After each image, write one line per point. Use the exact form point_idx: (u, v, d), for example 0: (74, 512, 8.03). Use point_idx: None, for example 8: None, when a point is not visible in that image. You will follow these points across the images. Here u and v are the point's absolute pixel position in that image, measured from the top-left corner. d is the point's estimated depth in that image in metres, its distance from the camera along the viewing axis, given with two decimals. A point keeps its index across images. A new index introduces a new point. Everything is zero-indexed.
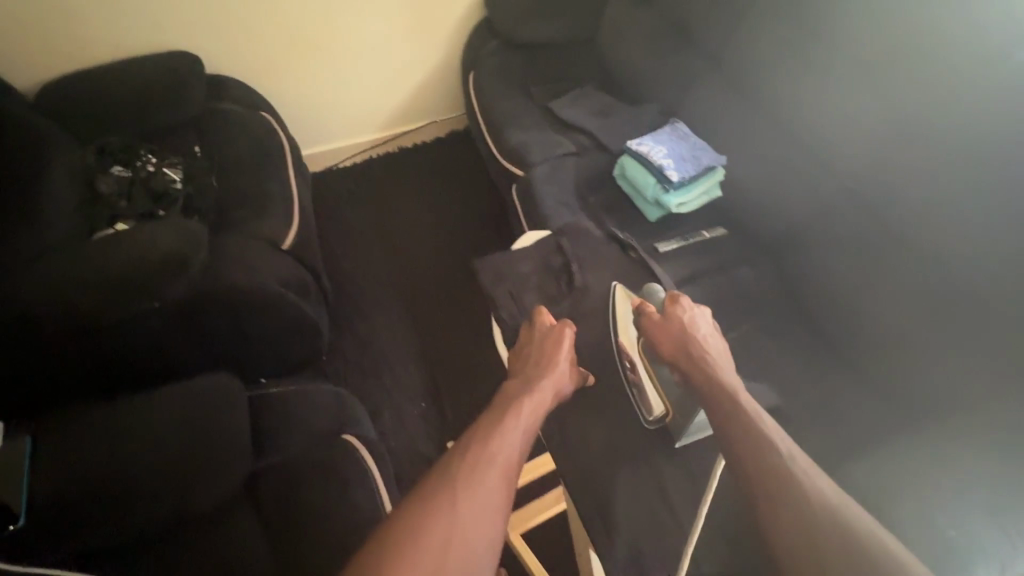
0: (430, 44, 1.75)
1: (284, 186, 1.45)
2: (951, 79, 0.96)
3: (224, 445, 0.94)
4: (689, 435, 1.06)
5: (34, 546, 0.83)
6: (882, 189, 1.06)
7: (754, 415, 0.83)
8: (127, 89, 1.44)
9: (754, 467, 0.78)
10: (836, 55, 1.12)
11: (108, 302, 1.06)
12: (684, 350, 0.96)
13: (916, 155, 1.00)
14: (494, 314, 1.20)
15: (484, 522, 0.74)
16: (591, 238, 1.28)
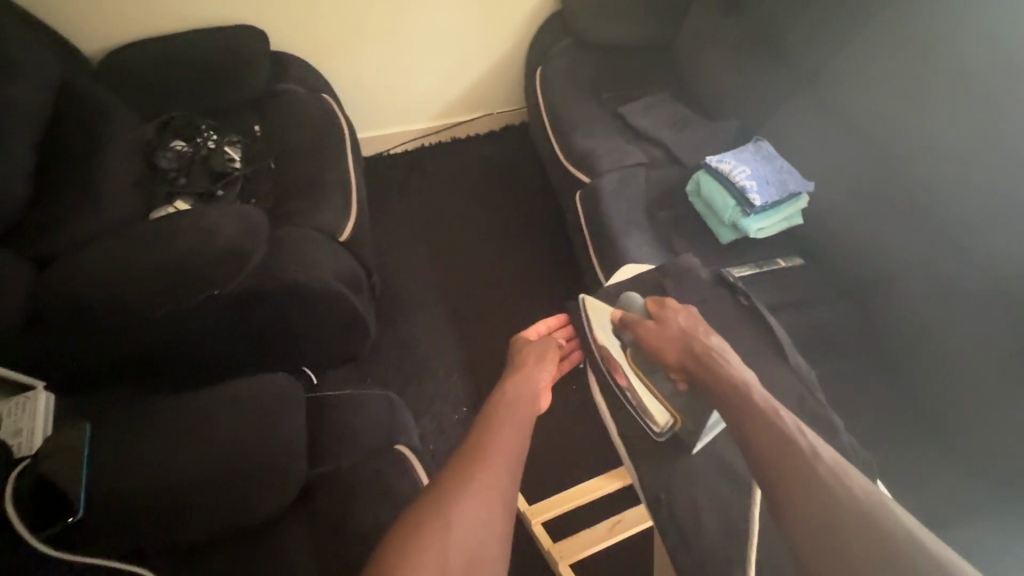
0: (496, 38, 1.84)
1: (340, 175, 1.41)
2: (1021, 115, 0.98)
3: (275, 454, 0.90)
4: (704, 438, 0.93)
5: (87, 542, 0.81)
6: (960, 219, 1.07)
7: (764, 403, 0.76)
8: (192, 65, 1.45)
9: (778, 472, 0.67)
10: (905, 90, 1.16)
11: (168, 286, 1.04)
12: (688, 352, 0.90)
13: (982, 185, 1.03)
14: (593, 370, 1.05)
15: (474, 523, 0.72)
16: (699, 282, 1.13)
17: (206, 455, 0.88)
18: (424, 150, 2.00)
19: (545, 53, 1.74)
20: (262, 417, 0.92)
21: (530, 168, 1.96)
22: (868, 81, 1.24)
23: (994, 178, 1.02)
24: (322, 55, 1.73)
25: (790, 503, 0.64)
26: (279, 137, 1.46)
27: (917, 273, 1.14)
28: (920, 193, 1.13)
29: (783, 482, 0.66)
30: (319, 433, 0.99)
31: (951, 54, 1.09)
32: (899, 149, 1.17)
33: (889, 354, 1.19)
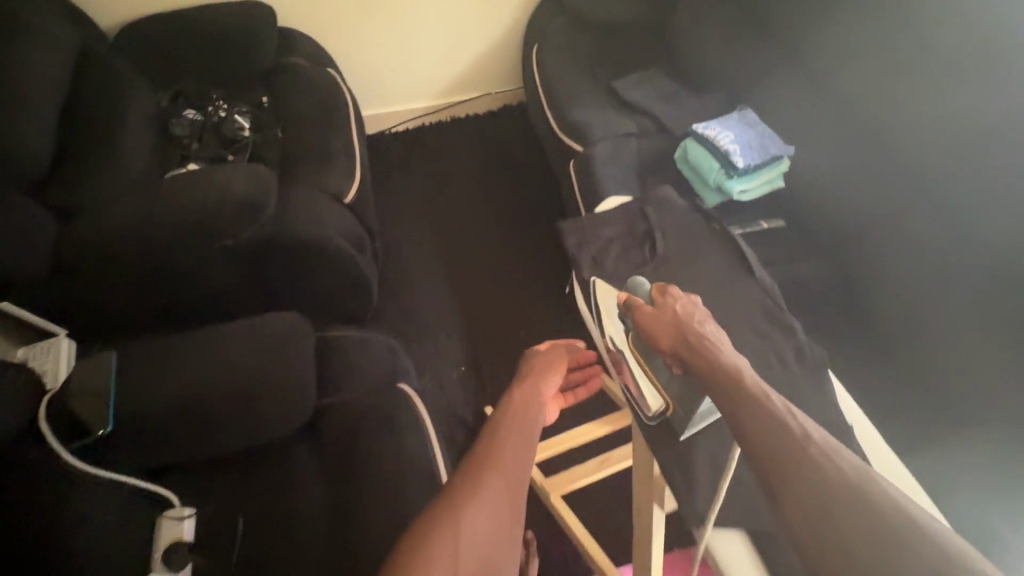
0: (495, 19, 1.91)
1: (344, 143, 1.48)
2: (985, 71, 1.06)
3: (287, 385, 0.97)
4: (691, 427, 0.92)
5: (117, 453, 0.92)
6: (930, 172, 1.15)
7: (760, 391, 0.64)
8: (204, 37, 1.52)
9: (775, 464, 0.56)
10: (881, 52, 1.23)
11: (185, 238, 1.11)
12: (681, 341, 0.78)
13: (948, 139, 1.11)
14: (578, 278, 1.15)
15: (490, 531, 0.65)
16: (678, 209, 1.20)
17: (224, 383, 0.95)
18: (424, 128, 2.07)
19: (542, 31, 1.81)
20: (273, 353, 0.99)
21: (527, 144, 2.02)
22: (846, 45, 1.30)
23: (964, 129, 1.09)
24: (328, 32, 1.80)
25: (788, 498, 0.54)
26: (286, 108, 1.53)
27: (888, 231, 1.21)
28: (894, 151, 1.21)
29: (778, 473, 0.56)
30: (325, 368, 1.05)
31: (921, 18, 1.16)
32: (874, 109, 1.24)
33: (865, 307, 1.24)
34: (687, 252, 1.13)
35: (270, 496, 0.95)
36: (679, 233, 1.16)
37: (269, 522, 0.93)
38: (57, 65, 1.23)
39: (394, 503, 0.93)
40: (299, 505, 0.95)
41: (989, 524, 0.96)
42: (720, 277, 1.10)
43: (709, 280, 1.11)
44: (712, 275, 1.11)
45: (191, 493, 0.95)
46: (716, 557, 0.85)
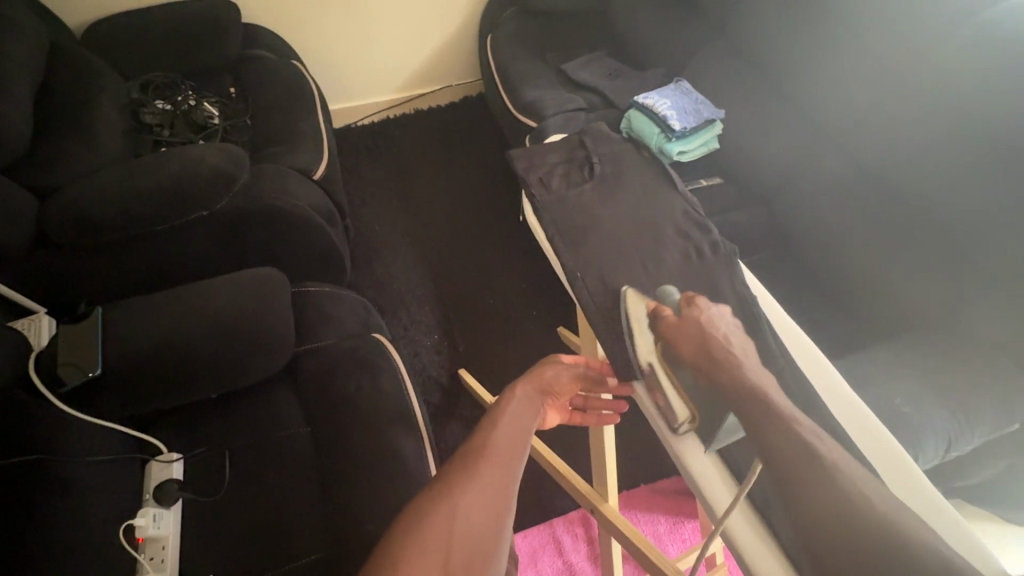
0: (451, 14, 2.03)
1: (312, 126, 1.56)
2: (878, 23, 1.23)
3: (267, 328, 1.05)
4: (719, 439, 0.80)
5: (107, 399, 0.98)
6: (836, 117, 1.31)
7: (789, 414, 0.68)
8: (170, 32, 1.58)
9: (799, 480, 0.61)
10: (793, 14, 1.38)
11: (162, 209, 1.18)
12: (705, 355, 0.80)
13: (856, 83, 1.26)
14: (526, 195, 1.21)
15: (482, 510, 0.66)
16: (612, 140, 1.30)
17: (209, 331, 1.03)
18: (389, 120, 2.17)
19: (494, 22, 1.94)
20: (253, 300, 1.07)
21: (487, 129, 2.13)
22: (762, 16, 1.45)
23: (862, 73, 1.25)
24: (292, 30, 1.89)
25: (805, 508, 0.60)
26: (253, 97, 1.61)
27: (808, 177, 1.36)
28: (809, 102, 1.37)
29: (799, 480, 0.62)
30: (303, 318, 1.13)
31: None
32: (791, 66, 1.39)
33: (795, 249, 1.37)
34: (619, 174, 1.22)
35: (254, 429, 1.03)
36: (614, 159, 1.25)
37: (253, 454, 1.01)
38: (29, 53, 1.29)
39: (371, 430, 1.02)
40: (282, 436, 1.03)
41: (897, 409, 0.95)
42: (648, 191, 1.18)
43: (638, 196, 1.18)
44: (640, 189, 1.19)
45: (180, 433, 1.03)
46: (735, 545, 0.73)
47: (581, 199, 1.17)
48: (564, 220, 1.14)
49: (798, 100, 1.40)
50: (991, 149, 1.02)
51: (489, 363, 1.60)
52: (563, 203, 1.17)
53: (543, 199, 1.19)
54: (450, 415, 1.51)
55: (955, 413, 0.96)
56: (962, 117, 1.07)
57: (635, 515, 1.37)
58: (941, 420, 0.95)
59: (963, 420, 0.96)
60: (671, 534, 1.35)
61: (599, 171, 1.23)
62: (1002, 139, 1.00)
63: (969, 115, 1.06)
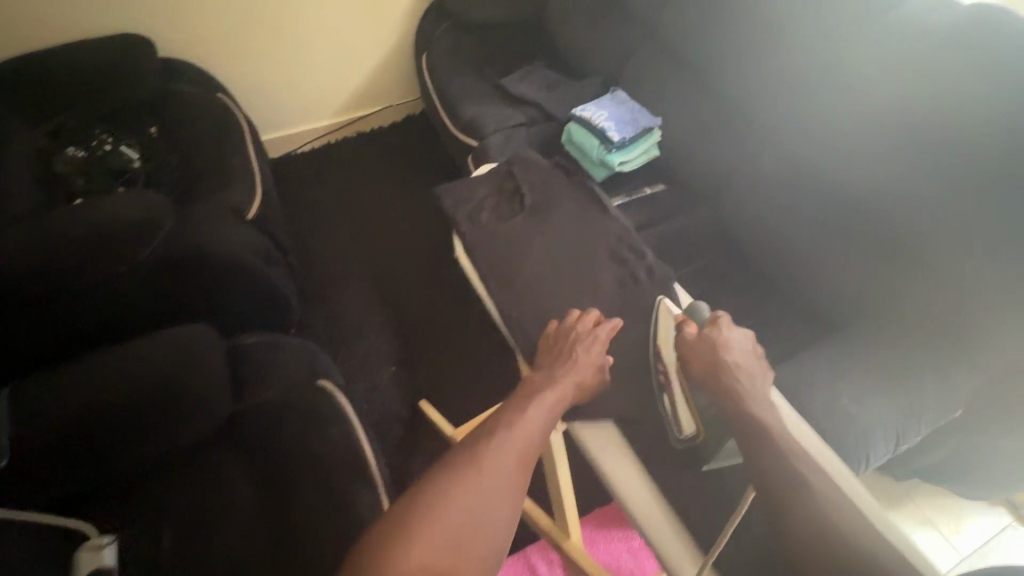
0: (384, 32, 1.98)
1: (244, 161, 1.49)
2: (801, 25, 1.25)
3: (199, 389, 0.99)
4: (718, 461, 0.88)
5: (23, 482, 0.91)
6: (769, 116, 1.33)
7: (787, 443, 0.72)
8: (78, 71, 1.48)
9: (789, 504, 0.66)
10: (721, 18, 1.39)
11: (77, 265, 1.09)
12: (715, 374, 0.84)
13: (786, 85, 1.28)
14: (456, 232, 1.19)
15: (498, 500, 0.73)
16: (540, 165, 1.29)
17: (137, 398, 0.96)
18: (330, 145, 2.10)
19: (428, 39, 1.90)
20: (181, 359, 1.00)
21: (432, 148, 2.10)
22: (690, 22, 1.47)
23: (792, 75, 1.27)
24: (216, 60, 1.80)
25: (791, 529, 0.65)
26: (176, 135, 1.52)
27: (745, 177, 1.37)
28: (743, 105, 1.38)
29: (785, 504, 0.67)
30: (241, 372, 1.07)
31: None
32: (722, 71, 1.41)
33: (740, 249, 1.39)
34: (550, 204, 1.22)
35: (195, 497, 0.97)
36: (545, 187, 1.24)
37: (193, 522, 0.95)
38: None
39: (326, 485, 0.97)
40: (226, 501, 0.97)
41: (843, 409, 0.96)
42: (582, 218, 1.19)
43: (572, 222, 1.18)
44: (574, 217, 1.19)
45: (110, 509, 0.95)
46: None
47: (513, 231, 1.16)
48: (497, 257, 1.12)
49: (733, 103, 1.42)
50: (916, 144, 1.07)
51: (450, 389, 1.56)
52: (495, 237, 1.16)
53: (474, 235, 1.17)
54: (413, 449, 1.46)
55: (898, 402, 0.99)
56: (887, 114, 1.10)
57: (609, 532, 1.35)
58: (885, 415, 0.97)
59: (906, 411, 0.98)
60: (646, 547, 1.34)
61: (529, 203, 1.21)
62: (925, 134, 1.05)
63: (891, 111, 1.09)
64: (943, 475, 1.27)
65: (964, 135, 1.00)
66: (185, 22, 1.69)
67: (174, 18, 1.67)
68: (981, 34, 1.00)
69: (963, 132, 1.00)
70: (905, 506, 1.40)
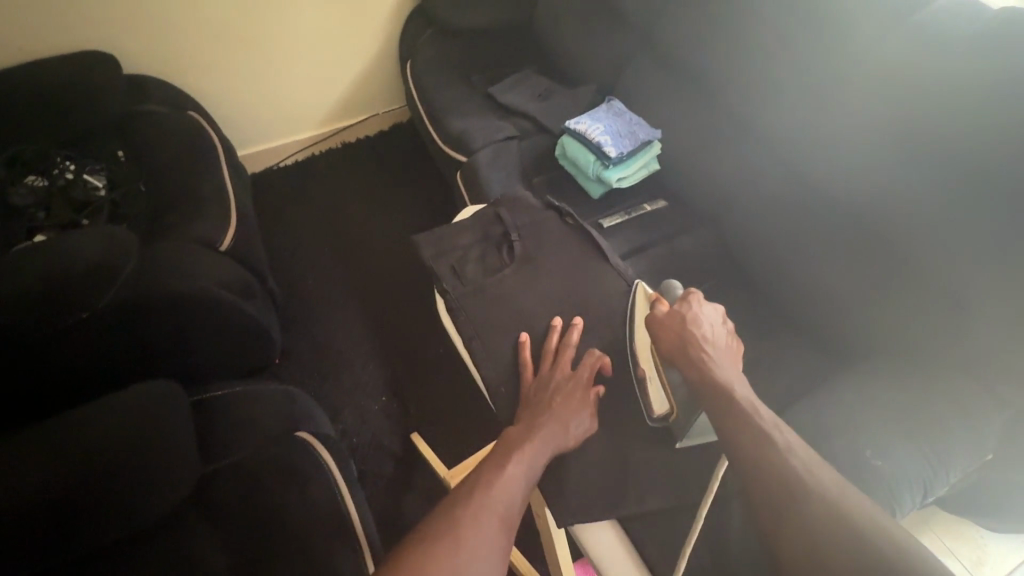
0: (367, 39, 1.88)
1: (217, 186, 1.40)
2: (810, 31, 1.15)
3: (165, 450, 0.95)
4: (690, 439, 0.91)
5: None
6: (777, 129, 1.23)
7: (752, 410, 0.72)
8: (35, 94, 1.38)
9: (760, 476, 0.65)
10: (724, 20, 1.30)
11: (26, 317, 1.00)
12: (682, 347, 0.83)
13: (793, 96, 1.19)
14: (439, 290, 1.11)
15: (484, 550, 0.66)
16: (530, 207, 1.20)
17: (86, 465, 0.89)
18: (314, 158, 2.01)
19: (413, 46, 1.80)
20: (146, 415, 0.95)
21: (421, 159, 2.00)
22: (690, 26, 1.37)
23: (801, 86, 1.18)
24: (187, 74, 1.69)
25: (760, 504, 0.64)
26: (142, 159, 1.43)
27: (751, 195, 1.29)
28: (748, 116, 1.29)
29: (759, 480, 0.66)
30: (210, 430, 1.03)
31: None
32: (725, 78, 1.32)
33: (747, 271, 1.30)
34: (543, 251, 1.12)
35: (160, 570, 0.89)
36: (534, 231, 1.16)
37: None
38: None
39: (306, 546, 0.91)
40: (195, 571, 0.89)
41: (865, 461, 0.88)
42: (575, 264, 1.11)
43: (564, 270, 1.10)
44: (567, 264, 1.11)
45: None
46: None
47: (501, 287, 1.08)
48: (486, 320, 1.04)
49: (737, 114, 1.32)
50: (930, 158, 0.98)
51: (443, 422, 1.48)
52: (482, 296, 1.07)
53: (458, 294, 1.08)
54: (405, 488, 1.39)
55: (926, 451, 0.91)
56: (910, 131, 1.01)
57: None
58: (911, 464, 0.89)
59: (934, 459, 0.90)
60: None
61: (519, 253, 1.12)
62: (941, 148, 0.96)
63: (912, 129, 1.00)
64: (971, 510, 1.19)
65: (985, 150, 0.91)
66: (151, 35, 1.58)
67: (139, 32, 1.56)
68: (1007, 39, 0.90)
69: (985, 147, 0.91)
70: (928, 539, 1.32)
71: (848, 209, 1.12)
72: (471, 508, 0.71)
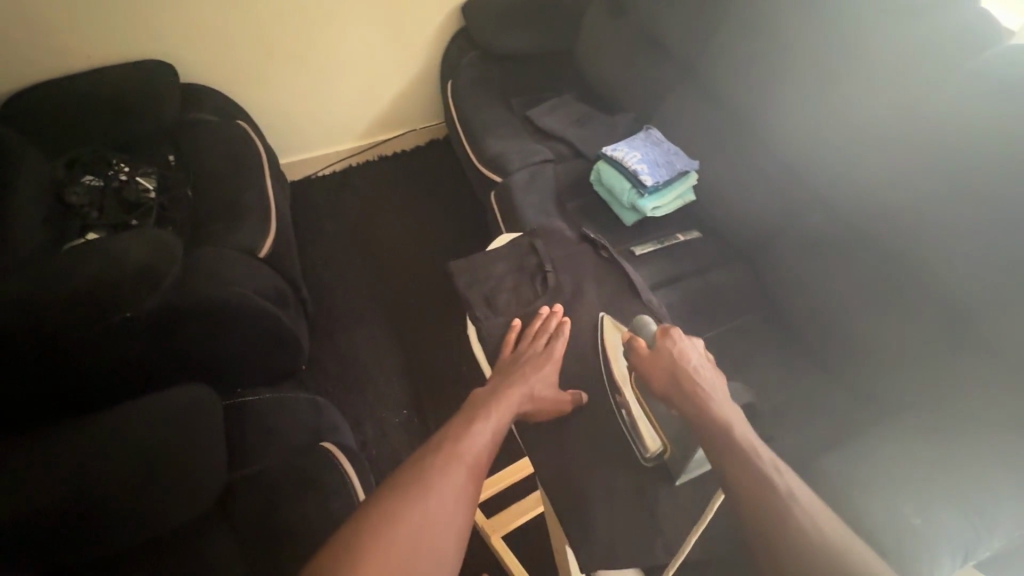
0: (410, 58, 1.93)
1: (259, 195, 1.45)
2: (858, 72, 1.14)
3: (200, 453, 0.99)
4: (688, 471, 0.96)
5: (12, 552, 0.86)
6: (816, 169, 1.22)
7: (749, 447, 0.79)
8: (101, 99, 1.46)
9: (767, 522, 0.72)
10: (770, 54, 1.29)
11: (77, 317, 1.03)
12: (673, 381, 0.92)
13: (838, 138, 1.17)
14: (470, 317, 1.19)
15: (448, 506, 0.75)
16: (565, 241, 1.29)
17: (115, 463, 0.94)
18: (351, 170, 2.06)
19: (455, 67, 1.84)
20: (185, 421, 1.01)
21: (455, 176, 2.04)
22: (728, 63, 1.38)
23: (839, 126, 1.17)
24: (239, 84, 1.77)
25: (764, 537, 0.71)
26: (195, 164, 1.49)
27: (792, 234, 1.26)
28: (785, 150, 1.28)
29: (773, 530, 0.71)
30: (238, 434, 1.06)
31: (800, 23, 1.23)
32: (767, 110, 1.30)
33: (782, 311, 1.27)
34: (578, 286, 1.20)
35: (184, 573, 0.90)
36: (567, 264, 1.24)
37: None
38: None
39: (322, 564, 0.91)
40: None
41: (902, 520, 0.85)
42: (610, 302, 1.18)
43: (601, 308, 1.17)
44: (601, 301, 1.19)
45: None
46: None
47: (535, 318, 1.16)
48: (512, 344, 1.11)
49: (775, 148, 1.31)
50: (979, 209, 0.96)
51: None
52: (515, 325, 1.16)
53: (490, 324, 1.16)
54: None
55: (970, 517, 0.86)
56: (958, 180, 0.98)
57: None
58: (953, 529, 0.84)
59: (982, 528, 0.85)
60: None
61: (552, 284, 1.20)
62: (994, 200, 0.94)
63: (963, 176, 0.98)
64: None
65: None
66: (209, 49, 1.66)
67: (197, 46, 1.65)
68: None
69: None
70: None
71: (894, 254, 1.08)
72: (440, 469, 0.79)
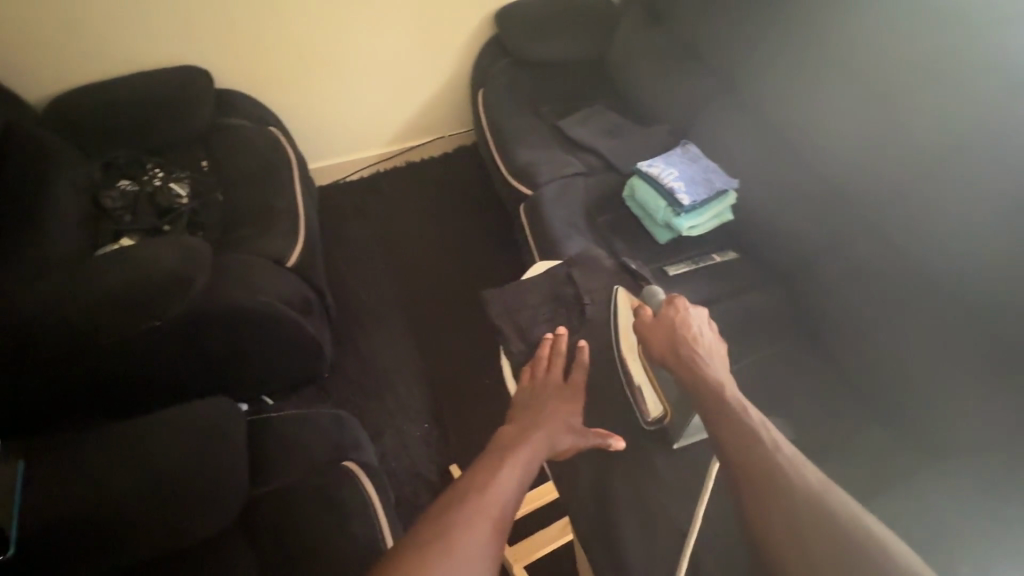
0: (440, 63, 1.91)
1: (287, 201, 1.44)
2: (911, 88, 1.07)
3: (223, 468, 0.98)
4: (686, 437, 1.01)
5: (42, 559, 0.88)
6: (861, 190, 1.15)
7: (739, 405, 0.79)
8: (138, 105, 1.48)
9: (750, 469, 0.70)
10: (815, 68, 1.23)
11: (107, 323, 1.04)
12: (674, 347, 0.92)
13: (888, 158, 1.09)
14: (504, 350, 1.15)
15: (472, 562, 0.68)
16: (602, 271, 1.25)
17: (141, 475, 0.94)
18: (379, 175, 2.05)
19: (485, 74, 1.81)
20: (207, 435, 0.99)
21: (482, 185, 2.02)
22: (770, 77, 1.33)
23: (889, 145, 1.09)
24: (271, 90, 1.78)
25: (745, 484, 0.70)
26: (226, 170, 1.49)
27: (836, 259, 1.20)
28: (827, 169, 1.21)
29: (751, 477, 0.70)
30: (260, 449, 1.04)
31: (848, 36, 1.16)
32: (811, 126, 1.24)
33: (824, 340, 1.21)
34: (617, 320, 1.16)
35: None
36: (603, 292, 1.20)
37: None
38: None
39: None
40: None
41: None
42: None
43: None
44: None
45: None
46: None
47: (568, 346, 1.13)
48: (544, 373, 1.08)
49: (816, 167, 1.24)
50: None
51: None
52: None
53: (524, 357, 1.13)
54: None
55: None
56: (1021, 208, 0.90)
57: None
58: None
59: None
60: None
61: (589, 318, 1.17)
62: None
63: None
64: None
65: None
66: (243, 54, 1.67)
67: (230, 51, 1.66)
68: None
69: None
70: None
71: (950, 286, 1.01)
72: (461, 519, 0.72)
